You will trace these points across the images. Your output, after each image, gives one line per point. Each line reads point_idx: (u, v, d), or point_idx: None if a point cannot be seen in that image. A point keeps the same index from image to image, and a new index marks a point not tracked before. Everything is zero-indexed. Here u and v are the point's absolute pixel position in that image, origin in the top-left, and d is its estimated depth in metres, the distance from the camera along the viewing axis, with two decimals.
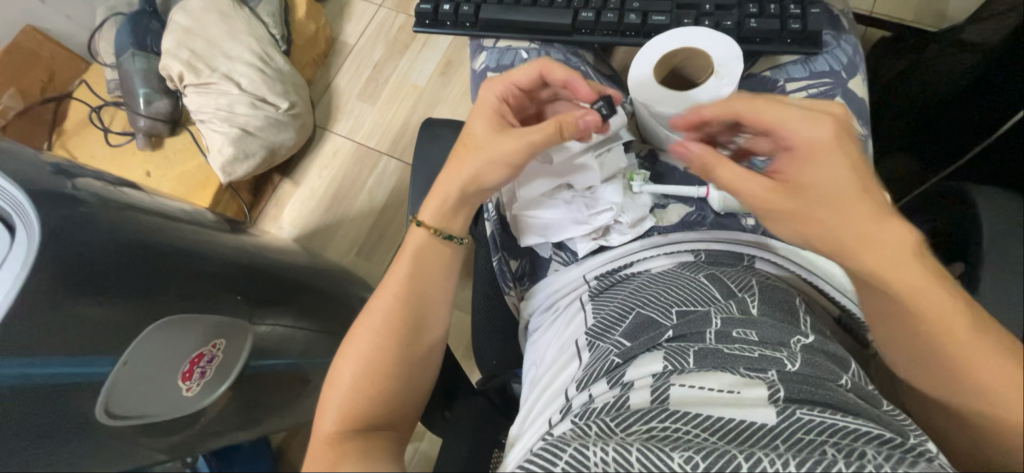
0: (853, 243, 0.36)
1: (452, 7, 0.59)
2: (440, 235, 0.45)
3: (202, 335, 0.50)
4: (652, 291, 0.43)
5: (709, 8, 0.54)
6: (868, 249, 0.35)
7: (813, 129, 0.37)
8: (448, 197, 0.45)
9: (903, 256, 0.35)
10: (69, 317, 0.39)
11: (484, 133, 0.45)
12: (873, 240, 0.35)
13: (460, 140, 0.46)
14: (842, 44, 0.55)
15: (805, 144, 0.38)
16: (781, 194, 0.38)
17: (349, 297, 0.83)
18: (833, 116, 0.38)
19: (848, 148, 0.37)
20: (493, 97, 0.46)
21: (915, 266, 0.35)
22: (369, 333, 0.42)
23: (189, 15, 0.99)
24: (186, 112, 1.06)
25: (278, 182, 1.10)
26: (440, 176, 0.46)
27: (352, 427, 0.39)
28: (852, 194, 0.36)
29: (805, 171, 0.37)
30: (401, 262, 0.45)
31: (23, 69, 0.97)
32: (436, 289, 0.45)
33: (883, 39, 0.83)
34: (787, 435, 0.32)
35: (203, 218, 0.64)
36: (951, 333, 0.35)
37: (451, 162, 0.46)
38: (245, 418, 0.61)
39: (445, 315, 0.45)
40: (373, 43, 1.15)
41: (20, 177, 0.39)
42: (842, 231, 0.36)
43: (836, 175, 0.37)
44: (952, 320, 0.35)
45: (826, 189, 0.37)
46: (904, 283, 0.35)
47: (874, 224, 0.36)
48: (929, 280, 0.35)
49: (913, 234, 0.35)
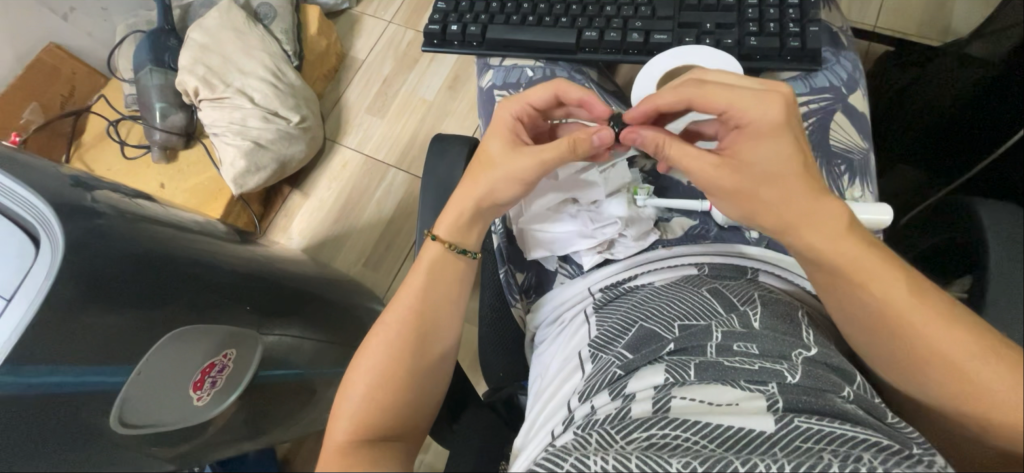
0: (792, 218, 0.39)
1: (460, 27, 0.61)
2: (454, 249, 0.46)
3: (216, 345, 0.51)
4: (655, 304, 0.43)
5: (710, 27, 0.55)
6: (803, 219, 0.39)
7: (756, 109, 0.39)
8: (461, 213, 0.46)
9: (835, 229, 0.38)
10: (86, 327, 0.40)
11: (499, 150, 0.46)
12: (809, 211, 0.38)
13: (475, 158, 0.47)
14: (841, 60, 0.55)
15: (752, 124, 0.39)
16: (726, 170, 0.40)
17: (357, 307, 0.84)
18: (779, 94, 0.39)
19: (793, 126, 0.39)
20: (508, 115, 0.47)
21: (847, 238, 0.38)
22: (383, 345, 0.43)
23: (205, 32, 1.02)
24: (200, 125, 1.09)
25: (288, 194, 1.12)
26: (457, 191, 0.47)
27: (362, 436, 0.39)
28: (794, 169, 0.38)
29: (749, 149, 0.39)
30: (415, 276, 0.46)
31: (45, 84, 1.01)
32: (446, 301, 0.46)
33: (886, 53, 0.84)
34: (785, 443, 0.32)
35: (215, 229, 0.65)
36: (904, 314, 0.37)
37: (467, 178, 0.47)
38: (253, 428, 0.62)
39: (457, 325, 0.46)
40: (382, 58, 1.18)
41: (44, 191, 0.41)
42: (782, 206, 0.39)
43: (780, 154, 0.39)
44: (897, 296, 0.37)
45: (769, 166, 0.39)
46: (849, 261, 0.38)
47: (810, 200, 0.38)
48: (871, 259, 0.38)
49: (844, 210, 0.38)
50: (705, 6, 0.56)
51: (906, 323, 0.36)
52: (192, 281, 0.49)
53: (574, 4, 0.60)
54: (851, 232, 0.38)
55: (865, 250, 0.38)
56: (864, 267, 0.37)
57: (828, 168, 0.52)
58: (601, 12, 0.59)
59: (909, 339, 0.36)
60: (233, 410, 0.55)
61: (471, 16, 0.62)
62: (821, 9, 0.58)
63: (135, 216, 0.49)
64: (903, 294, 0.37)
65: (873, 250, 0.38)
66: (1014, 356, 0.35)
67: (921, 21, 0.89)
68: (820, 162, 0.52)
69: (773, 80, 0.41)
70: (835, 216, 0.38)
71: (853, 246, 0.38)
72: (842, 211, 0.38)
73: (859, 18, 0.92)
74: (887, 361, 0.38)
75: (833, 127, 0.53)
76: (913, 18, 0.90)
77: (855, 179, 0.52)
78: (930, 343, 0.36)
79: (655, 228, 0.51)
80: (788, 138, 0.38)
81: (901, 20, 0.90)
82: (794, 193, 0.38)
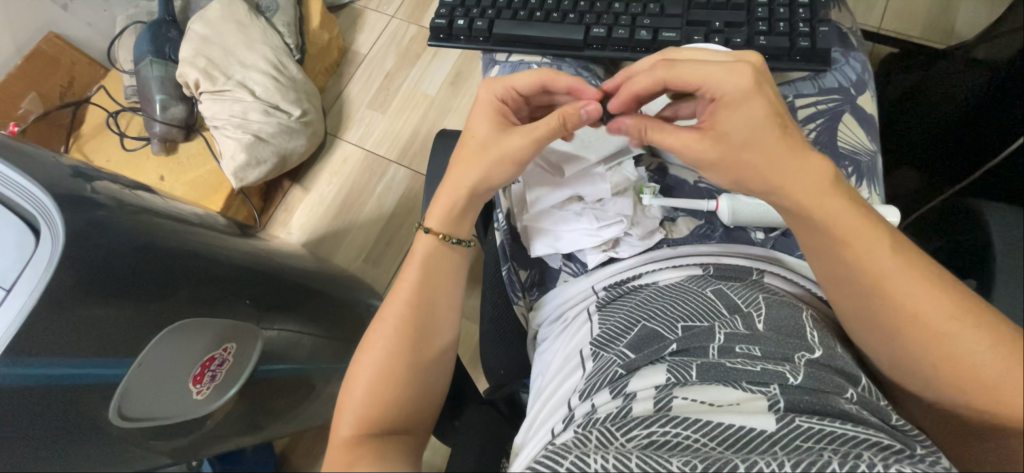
0: (776, 181, 0.39)
1: (466, 22, 0.61)
2: (450, 240, 0.46)
3: (215, 338, 0.50)
4: (659, 304, 0.42)
5: (719, 25, 0.55)
6: (781, 187, 0.39)
7: (729, 77, 0.39)
8: (454, 200, 0.46)
9: (819, 188, 0.39)
10: (87, 319, 0.39)
11: (487, 131, 0.46)
12: (783, 177, 0.39)
13: (463, 143, 0.47)
14: (850, 61, 0.55)
15: (727, 94, 0.39)
16: (705, 142, 0.41)
17: (356, 303, 0.83)
18: (749, 64, 0.40)
19: (766, 93, 0.39)
20: (490, 98, 0.47)
21: (831, 197, 0.38)
22: (381, 340, 0.43)
23: (206, 24, 1.02)
24: (200, 118, 1.08)
25: (288, 188, 1.11)
26: (448, 176, 0.47)
27: (367, 430, 0.39)
28: (771, 135, 0.39)
29: (726, 117, 0.39)
30: (411, 269, 0.45)
31: (44, 74, 1.00)
32: (444, 296, 0.45)
33: (892, 54, 0.83)
34: (786, 442, 0.32)
35: (215, 222, 0.65)
36: (894, 281, 0.37)
37: (456, 163, 0.46)
38: (252, 423, 0.61)
39: (455, 321, 0.46)
40: (385, 53, 1.17)
41: (44, 180, 0.40)
42: (765, 171, 0.39)
43: (757, 120, 0.39)
44: (887, 262, 0.37)
45: (747, 133, 0.39)
46: (837, 225, 0.38)
47: (792, 162, 0.39)
48: (858, 221, 0.38)
49: (827, 168, 0.39)
50: (714, 5, 0.56)
51: (901, 292, 0.36)
52: (193, 274, 0.49)
53: (581, 0, 0.59)
54: (834, 194, 0.39)
55: (850, 213, 0.38)
56: (855, 232, 0.38)
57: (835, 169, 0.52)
58: (609, 9, 0.59)
59: (899, 310, 0.36)
60: (231, 405, 0.55)
61: (477, 11, 0.61)
62: (830, 9, 0.57)
63: (136, 207, 0.48)
64: (894, 261, 0.37)
65: (861, 213, 0.38)
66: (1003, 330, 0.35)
67: (926, 24, 0.89)
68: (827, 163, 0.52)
69: (740, 51, 0.42)
70: (814, 180, 0.39)
71: (838, 203, 0.39)
72: (821, 175, 0.39)
73: (865, 19, 0.91)
74: (884, 337, 0.38)
75: (841, 128, 0.53)
76: (917, 20, 0.90)
77: (862, 180, 0.51)
78: (926, 313, 0.36)
79: (660, 228, 0.51)
80: (763, 104, 0.39)
81: (906, 23, 0.90)
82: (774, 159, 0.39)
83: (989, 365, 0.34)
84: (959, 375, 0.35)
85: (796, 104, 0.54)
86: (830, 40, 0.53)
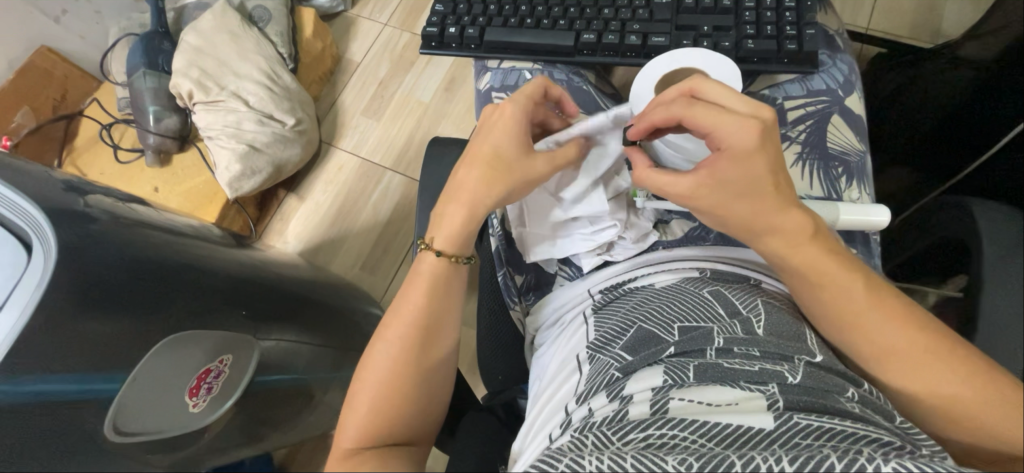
0: (763, 230, 0.40)
1: (458, 30, 0.61)
2: (461, 261, 0.45)
3: (209, 350, 0.50)
4: (655, 306, 0.43)
5: (707, 29, 0.56)
6: (767, 236, 0.41)
7: (733, 134, 0.38)
8: (457, 221, 0.45)
9: (800, 240, 0.40)
10: (79, 333, 0.39)
11: (501, 149, 0.45)
12: (773, 224, 0.40)
13: (473, 156, 0.45)
14: (837, 63, 0.56)
15: (729, 150, 0.38)
16: (703, 190, 0.41)
17: (354, 311, 0.83)
18: (760, 120, 0.38)
19: (771, 150, 0.38)
20: (514, 110, 0.45)
21: (807, 247, 0.40)
22: (383, 357, 0.42)
23: (200, 35, 1.02)
24: (194, 128, 1.08)
25: (283, 197, 1.11)
26: (456, 188, 0.46)
27: (372, 442, 0.39)
28: (765, 189, 0.39)
29: (725, 171, 0.39)
30: (415, 285, 0.45)
31: (36, 88, 1.00)
32: (447, 311, 0.44)
33: (882, 55, 0.85)
34: (784, 439, 0.32)
35: (210, 233, 0.65)
36: (866, 324, 0.39)
37: (465, 174, 0.45)
38: (250, 435, 0.61)
39: (456, 331, 0.45)
40: (378, 60, 1.18)
41: (36, 195, 0.40)
42: (754, 221, 0.40)
43: (752, 173, 0.39)
44: (861, 307, 0.39)
45: (742, 185, 0.39)
46: (816, 272, 0.40)
47: (778, 215, 0.40)
48: (833, 265, 0.40)
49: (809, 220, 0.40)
50: (703, 9, 0.56)
51: (879, 329, 0.38)
52: (190, 286, 0.49)
53: (571, 7, 0.60)
54: (813, 242, 0.40)
55: (826, 257, 0.40)
56: (829, 275, 0.40)
57: (825, 170, 0.52)
58: (599, 15, 0.59)
59: (875, 350, 0.38)
60: (229, 416, 0.54)
61: (469, 19, 0.61)
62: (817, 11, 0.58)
63: (130, 221, 0.48)
64: (868, 308, 0.39)
65: (839, 260, 0.40)
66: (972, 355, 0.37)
67: (913, 24, 0.91)
68: (817, 164, 0.53)
69: (757, 101, 0.39)
70: (799, 227, 0.40)
71: (814, 251, 0.40)
72: (806, 225, 0.40)
73: (853, 20, 0.93)
74: (869, 370, 0.40)
75: (830, 130, 0.54)
76: (905, 21, 0.91)
77: (852, 180, 0.52)
78: (903, 347, 0.38)
79: (654, 230, 0.51)
80: (764, 159, 0.38)
81: (894, 23, 0.91)
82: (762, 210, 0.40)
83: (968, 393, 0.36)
84: (934, 399, 0.37)
85: (785, 106, 0.55)
86: (817, 43, 0.54)
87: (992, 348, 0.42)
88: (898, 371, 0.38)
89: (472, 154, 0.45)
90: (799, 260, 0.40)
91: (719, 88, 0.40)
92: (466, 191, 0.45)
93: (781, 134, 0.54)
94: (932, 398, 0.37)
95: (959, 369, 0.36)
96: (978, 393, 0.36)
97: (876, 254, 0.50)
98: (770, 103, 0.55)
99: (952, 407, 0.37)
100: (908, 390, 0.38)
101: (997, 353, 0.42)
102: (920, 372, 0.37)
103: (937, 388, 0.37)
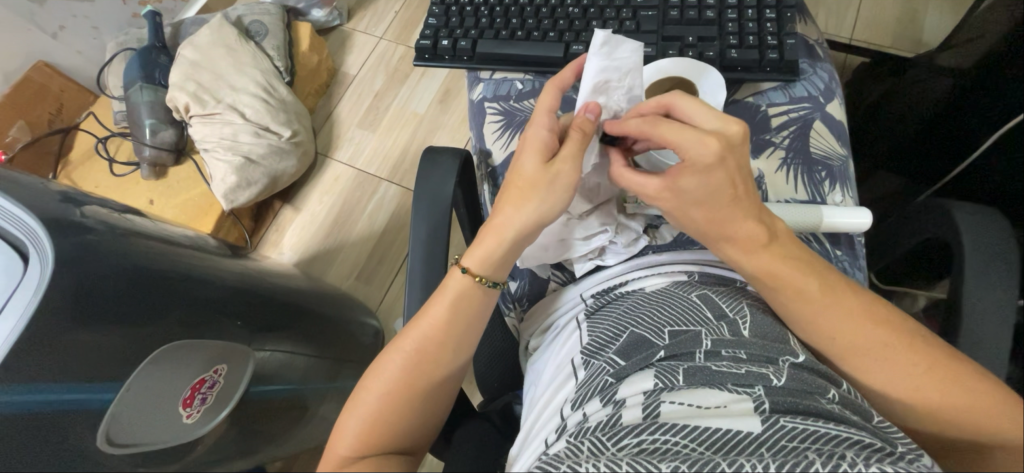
0: (719, 234, 0.42)
1: (450, 42, 0.63)
2: (485, 283, 0.44)
3: (207, 359, 0.50)
4: (645, 310, 0.43)
5: (693, 40, 0.57)
6: (722, 243, 0.42)
7: (696, 148, 0.37)
8: (494, 248, 0.44)
9: (753, 248, 0.41)
10: (69, 346, 0.39)
11: (534, 169, 0.43)
12: (733, 227, 0.41)
13: (511, 183, 0.44)
14: (818, 71, 0.58)
15: (689, 162, 0.38)
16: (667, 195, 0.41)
17: (350, 322, 0.83)
18: (724, 137, 0.38)
19: (732, 165, 0.38)
20: (542, 131, 0.44)
21: (762, 253, 0.41)
22: (388, 370, 0.42)
23: (197, 49, 1.03)
24: (190, 141, 1.08)
25: (278, 209, 1.12)
26: (493, 215, 0.45)
27: (367, 452, 0.39)
28: (726, 198, 0.40)
29: (686, 180, 0.39)
30: (438, 299, 0.44)
31: (33, 102, 1.00)
32: (455, 328, 0.43)
33: (864, 64, 0.87)
34: (771, 443, 0.33)
35: (207, 244, 0.65)
36: (855, 327, 0.39)
37: (504, 203, 0.44)
38: (245, 446, 0.60)
39: (464, 351, 0.44)
40: (374, 73, 1.19)
41: (33, 206, 0.41)
42: (710, 228, 0.42)
43: (711, 185, 0.39)
44: (829, 298, 0.40)
45: (703, 195, 0.40)
46: (780, 275, 0.40)
47: (735, 226, 0.41)
48: (788, 261, 0.41)
49: (761, 229, 0.41)
50: (688, 20, 0.58)
51: (855, 332, 0.39)
52: (188, 297, 0.49)
53: (560, 18, 0.61)
54: (767, 248, 0.41)
55: (782, 261, 0.41)
56: (784, 276, 0.40)
57: (809, 175, 0.54)
58: (587, 26, 0.61)
59: (849, 349, 0.39)
60: (222, 428, 0.54)
61: (461, 31, 0.63)
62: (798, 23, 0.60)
63: (126, 231, 0.48)
64: (845, 304, 0.39)
65: (797, 266, 0.41)
66: (946, 351, 0.38)
67: (893, 34, 0.93)
68: (801, 169, 0.54)
69: (727, 117, 0.39)
70: (750, 237, 0.41)
71: (768, 257, 0.41)
72: (758, 233, 0.41)
73: (836, 30, 0.95)
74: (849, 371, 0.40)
75: (813, 135, 0.55)
76: (886, 31, 0.94)
77: (835, 184, 0.53)
78: (881, 343, 0.38)
79: (644, 235, 0.52)
80: (725, 171, 0.38)
81: (875, 33, 0.94)
82: (715, 221, 0.41)
83: (945, 389, 0.37)
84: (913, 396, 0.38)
85: (769, 113, 0.56)
86: (797, 52, 0.55)
87: (972, 346, 0.43)
88: (873, 367, 0.38)
89: (506, 179, 0.45)
90: (757, 267, 0.41)
91: (694, 103, 0.40)
92: (496, 225, 0.44)
93: (766, 140, 0.56)
94: (910, 395, 0.38)
95: (936, 366, 0.37)
96: (955, 391, 0.37)
97: (862, 257, 0.51)
98: (754, 110, 0.57)
99: (937, 403, 0.37)
100: (893, 389, 0.38)
101: (980, 353, 0.43)
102: (896, 367, 0.38)
103: (913, 383, 0.37)
